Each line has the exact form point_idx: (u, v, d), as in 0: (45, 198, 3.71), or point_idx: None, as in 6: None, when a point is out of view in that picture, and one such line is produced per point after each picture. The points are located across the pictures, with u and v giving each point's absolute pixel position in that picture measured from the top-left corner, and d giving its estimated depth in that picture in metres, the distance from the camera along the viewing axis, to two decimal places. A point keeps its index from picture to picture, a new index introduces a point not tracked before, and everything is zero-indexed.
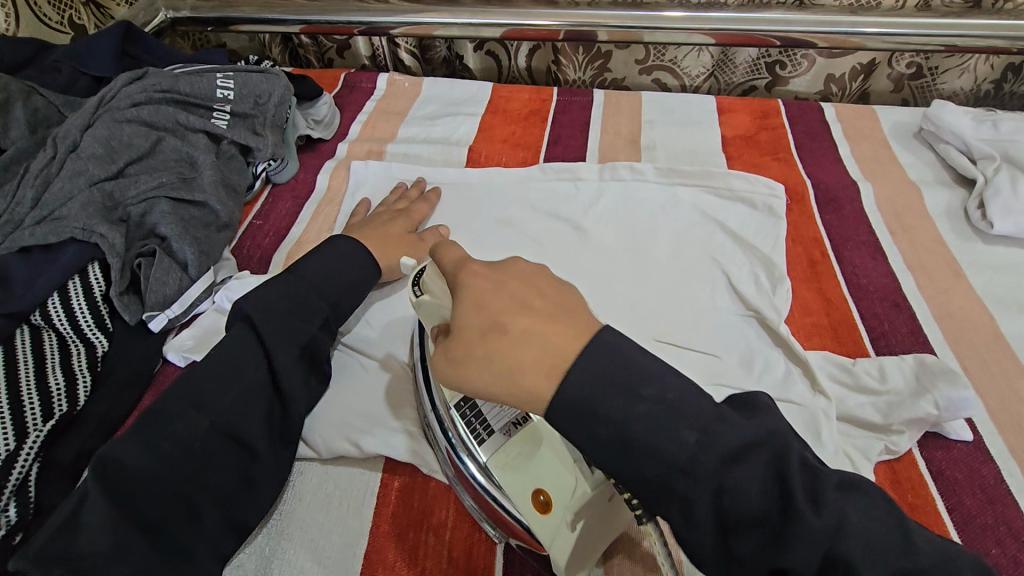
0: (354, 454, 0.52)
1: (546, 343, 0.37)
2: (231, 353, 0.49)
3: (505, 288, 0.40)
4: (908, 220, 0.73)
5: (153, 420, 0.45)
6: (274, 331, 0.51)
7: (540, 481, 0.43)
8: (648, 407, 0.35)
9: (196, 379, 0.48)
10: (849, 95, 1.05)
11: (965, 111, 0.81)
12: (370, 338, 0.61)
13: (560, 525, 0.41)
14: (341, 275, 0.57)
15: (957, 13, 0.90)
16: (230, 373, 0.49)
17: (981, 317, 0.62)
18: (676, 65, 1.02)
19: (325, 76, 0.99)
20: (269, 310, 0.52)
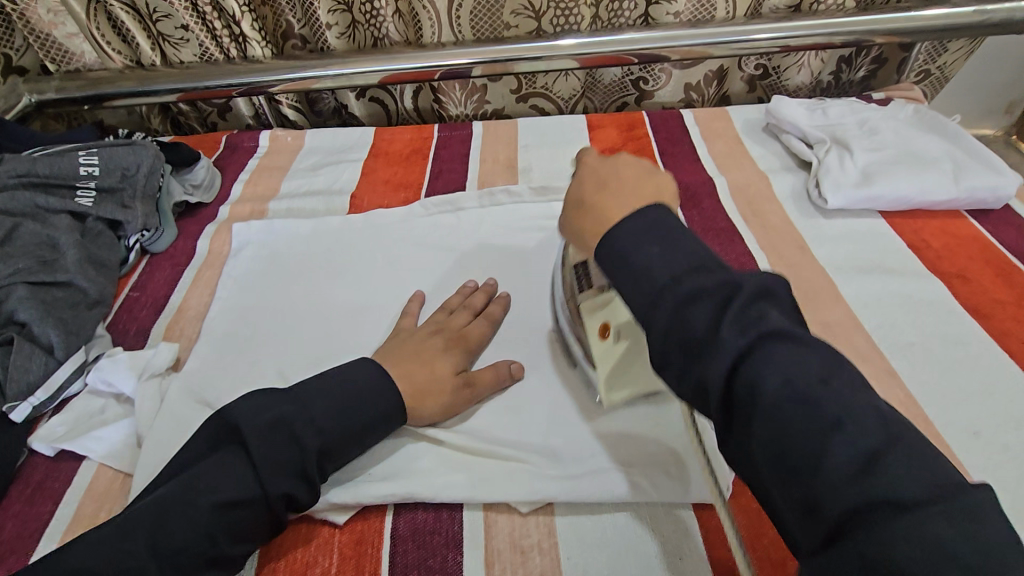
0: None
1: (605, 210, 0.47)
2: (210, 476, 0.45)
3: (600, 177, 0.49)
4: (759, 206, 0.79)
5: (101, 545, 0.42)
6: (272, 461, 0.46)
7: (608, 318, 0.54)
8: (658, 250, 0.41)
9: (166, 504, 0.44)
10: (710, 100, 1.13)
11: (798, 103, 0.90)
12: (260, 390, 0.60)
13: (612, 346, 0.54)
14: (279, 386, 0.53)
15: (784, 16, 0.99)
16: (203, 497, 0.44)
17: (823, 284, 0.68)
18: (549, 90, 1.09)
19: (206, 141, 1.00)
20: (269, 441, 0.47)
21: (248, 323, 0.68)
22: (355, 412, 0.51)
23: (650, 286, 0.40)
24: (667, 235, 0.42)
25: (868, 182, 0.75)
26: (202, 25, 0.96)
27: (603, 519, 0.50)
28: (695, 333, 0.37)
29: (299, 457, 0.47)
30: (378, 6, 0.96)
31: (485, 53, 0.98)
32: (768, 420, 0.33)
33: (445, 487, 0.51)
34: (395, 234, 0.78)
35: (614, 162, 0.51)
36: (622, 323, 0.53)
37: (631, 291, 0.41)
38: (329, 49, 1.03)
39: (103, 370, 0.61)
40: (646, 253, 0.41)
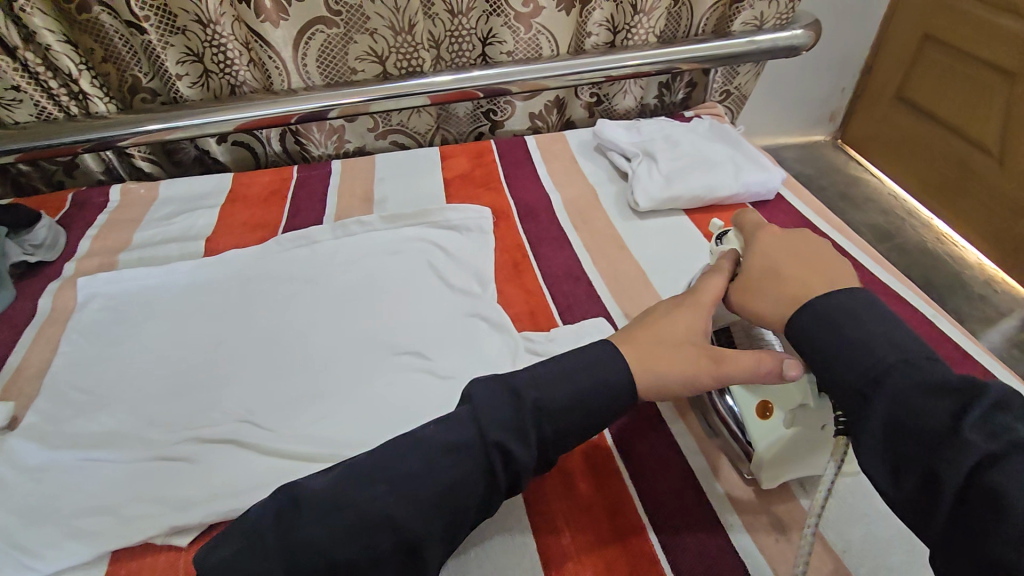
0: (78, 559, 0.51)
1: (786, 293, 0.52)
2: (406, 471, 0.46)
3: (765, 250, 0.57)
4: (587, 214, 0.90)
5: (322, 537, 0.43)
6: (527, 429, 0.48)
7: (768, 398, 0.55)
8: (899, 322, 0.47)
9: (346, 494, 0.45)
10: (557, 126, 1.27)
11: (617, 124, 1.04)
12: (107, 434, 0.61)
13: (781, 426, 0.54)
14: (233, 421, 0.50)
15: (603, 51, 1.14)
16: (401, 495, 0.45)
17: (635, 273, 0.79)
18: (407, 127, 1.17)
19: (49, 200, 0.97)
20: (566, 414, 0.50)
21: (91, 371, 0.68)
22: (577, 395, 0.50)
23: (867, 366, 0.44)
24: (861, 318, 0.47)
25: (670, 186, 0.88)
26: (36, 85, 0.95)
27: None
28: (934, 418, 0.40)
29: (484, 422, 0.48)
30: (231, 56, 1.00)
31: (338, 97, 1.04)
32: (1006, 517, 0.36)
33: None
34: (249, 271, 0.80)
35: (799, 239, 0.57)
36: (789, 405, 0.54)
37: (852, 366, 0.45)
38: (182, 98, 1.05)
39: None
40: (859, 326, 0.46)
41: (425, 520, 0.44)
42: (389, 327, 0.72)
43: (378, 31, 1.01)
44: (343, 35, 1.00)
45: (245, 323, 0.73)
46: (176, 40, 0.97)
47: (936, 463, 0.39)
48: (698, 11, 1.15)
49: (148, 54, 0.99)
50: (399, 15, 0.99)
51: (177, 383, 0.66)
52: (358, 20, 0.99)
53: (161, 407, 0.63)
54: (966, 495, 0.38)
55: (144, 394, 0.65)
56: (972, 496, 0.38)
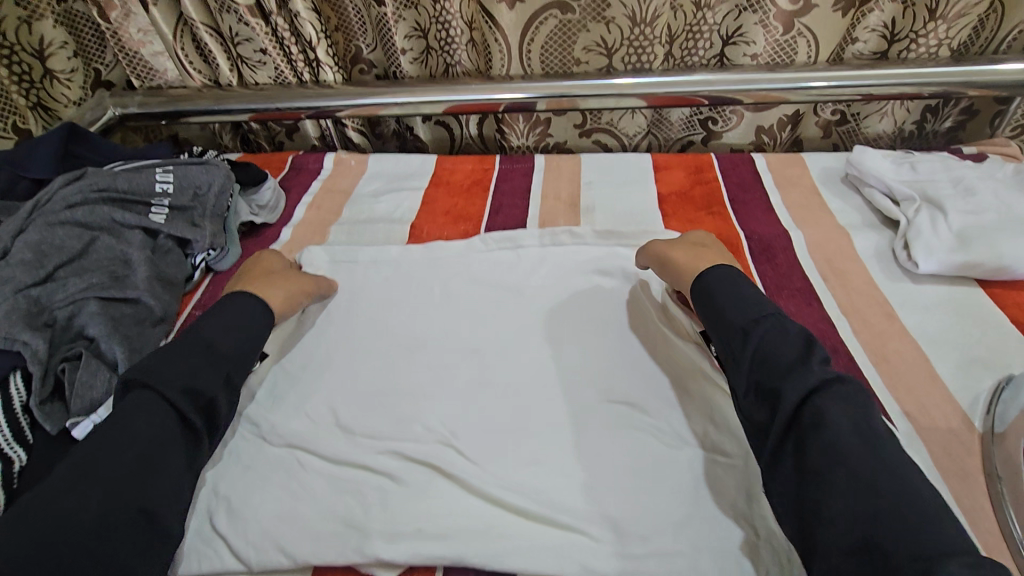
0: (285, 565, 0.49)
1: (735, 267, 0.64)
2: (133, 412, 0.50)
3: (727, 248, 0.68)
4: (841, 265, 0.74)
5: (127, 450, 0.48)
6: (190, 368, 0.54)
7: None
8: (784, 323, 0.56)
9: (124, 426, 0.49)
10: (783, 145, 1.09)
11: (883, 156, 0.85)
12: (313, 422, 0.59)
13: None
14: (237, 325, 0.60)
15: (869, 63, 0.93)
16: (148, 422, 0.50)
17: (913, 356, 0.63)
18: (614, 127, 1.07)
19: (272, 161, 1.01)
20: (179, 356, 0.54)
21: (304, 352, 0.67)
22: (221, 337, 0.58)
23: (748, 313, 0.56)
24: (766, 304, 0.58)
25: (964, 248, 0.70)
26: (279, 50, 0.98)
27: None
28: (792, 359, 0.50)
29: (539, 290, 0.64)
30: (453, 34, 0.95)
31: (552, 87, 0.96)
32: (830, 442, 0.45)
33: (500, 554, 0.48)
34: (452, 267, 0.76)
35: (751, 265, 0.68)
36: None
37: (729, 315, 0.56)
38: (401, 74, 1.03)
39: None
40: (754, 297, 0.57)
41: (142, 448, 0.48)
42: (603, 369, 0.63)
43: (615, 21, 0.91)
44: (577, 22, 0.92)
45: (450, 328, 0.68)
46: (407, 15, 0.95)
47: (826, 483, 0.44)
48: (1013, 21, 0.89)
49: (379, 26, 0.97)
50: (645, 4, 0.88)
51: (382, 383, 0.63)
52: (598, 8, 0.90)
53: (364, 410, 0.60)
54: (799, 421, 0.47)
55: (348, 386, 0.63)
56: (805, 421, 0.47)
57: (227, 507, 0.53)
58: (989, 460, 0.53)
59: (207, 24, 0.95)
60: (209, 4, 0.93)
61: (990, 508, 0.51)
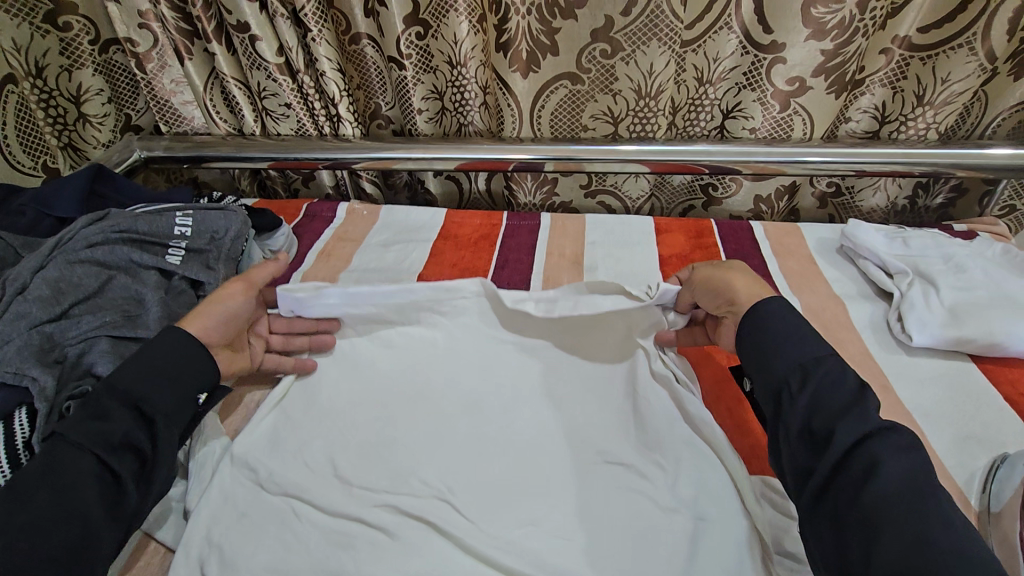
0: None
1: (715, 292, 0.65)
2: (53, 465, 0.49)
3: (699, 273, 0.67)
4: (837, 334, 0.76)
5: (40, 500, 0.47)
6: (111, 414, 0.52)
7: None
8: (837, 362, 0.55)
9: (44, 478, 0.48)
10: (780, 212, 1.13)
11: (877, 229, 0.89)
12: (308, 472, 0.60)
13: None
14: (166, 358, 0.58)
15: (863, 142, 0.98)
16: (65, 475, 0.49)
17: (910, 430, 0.63)
18: (618, 189, 1.11)
19: (288, 208, 1.05)
20: (101, 397, 0.53)
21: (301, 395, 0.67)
22: (145, 371, 0.56)
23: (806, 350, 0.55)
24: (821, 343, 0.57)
25: (955, 322, 0.72)
26: (303, 105, 1.03)
27: None
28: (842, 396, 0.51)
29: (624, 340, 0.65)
30: (468, 97, 1.01)
31: (560, 150, 1.00)
32: (879, 485, 0.45)
33: None
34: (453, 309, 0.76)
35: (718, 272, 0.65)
36: None
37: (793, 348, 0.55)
38: (416, 131, 1.08)
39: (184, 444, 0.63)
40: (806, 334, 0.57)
41: (56, 495, 0.48)
42: (597, 429, 0.63)
43: (622, 93, 0.96)
44: (586, 93, 0.98)
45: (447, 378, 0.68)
46: (426, 78, 1.00)
47: (872, 519, 0.44)
48: (996, 109, 0.95)
49: (398, 87, 1.02)
50: (650, 80, 0.93)
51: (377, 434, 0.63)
52: (606, 80, 0.95)
53: (364, 463, 0.60)
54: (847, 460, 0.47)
55: (345, 434, 0.63)
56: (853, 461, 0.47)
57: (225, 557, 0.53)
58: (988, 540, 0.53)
59: (237, 78, 1.00)
60: (240, 60, 0.98)
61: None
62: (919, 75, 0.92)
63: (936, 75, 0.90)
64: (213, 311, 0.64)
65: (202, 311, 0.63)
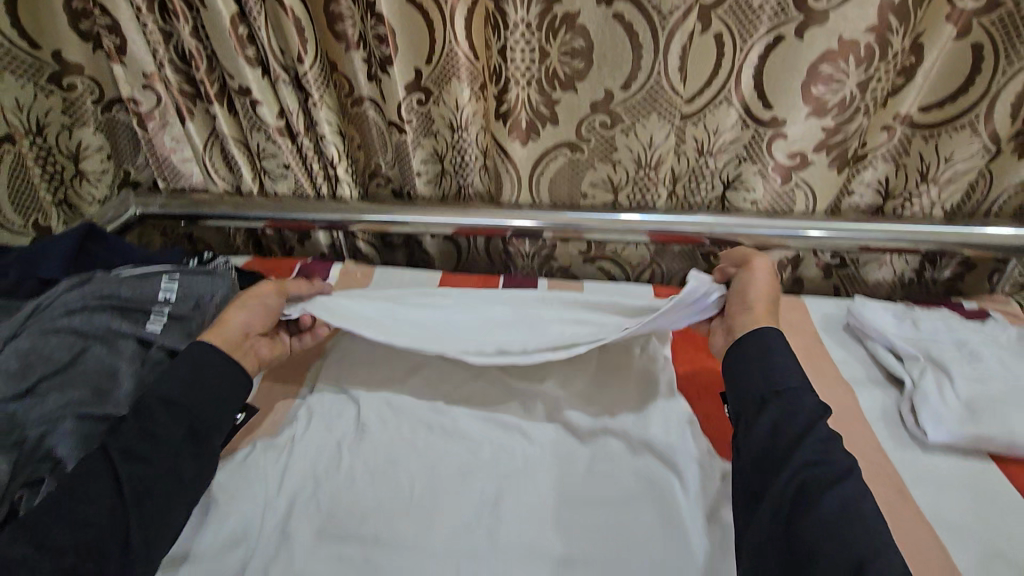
0: None
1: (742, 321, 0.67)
2: (88, 475, 0.54)
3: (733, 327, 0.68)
4: (847, 425, 0.72)
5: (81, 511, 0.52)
6: (158, 426, 0.57)
7: None
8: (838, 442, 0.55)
9: (103, 467, 0.55)
10: (783, 282, 1.10)
11: (885, 308, 0.86)
12: (274, 551, 0.57)
13: None
14: (199, 374, 0.62)
15: (867, 217, 0.96)
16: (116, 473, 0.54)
17: (930, 543, 0.58)
18: (618, 256, 1.09)
19: (281, 267, 1.03)
20: (154, 397, 0.59)
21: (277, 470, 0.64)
22: (183, 386, 0.61)
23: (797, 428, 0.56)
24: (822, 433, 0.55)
25: (973, 415, 0.68)
26: (302, 165, 1.02)
27: None
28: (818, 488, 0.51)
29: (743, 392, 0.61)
30: (467, 161, 1.00)
31: (559, 217, 0.99)
32: None
33: None
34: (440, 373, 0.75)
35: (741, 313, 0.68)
36: None
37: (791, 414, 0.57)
38: (415, 193, 1.08)
39: None
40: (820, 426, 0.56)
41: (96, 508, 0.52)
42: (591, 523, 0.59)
43: (622, 162, 0.96)
44: (586, 161, 0.97)
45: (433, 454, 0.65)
46: (426, 142, 1.01)
47: None
48: (1000, 187, 0.93)
49: (398, 150, 1.02)
50: (649, 151, 0.93)
51: (358, 515, 0.60)
52: (606, 150, 0.95)
53: (328, 536, 0.58)
54: None
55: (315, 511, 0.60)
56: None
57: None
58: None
59: (238, 139, 1.00)
60: (242, 122, 0.98)
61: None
62: (921, 152, 0.91)
63: (939, 154, 0.89)
64: (257, 304, 0.69)
65: (239, 304, 0.68)
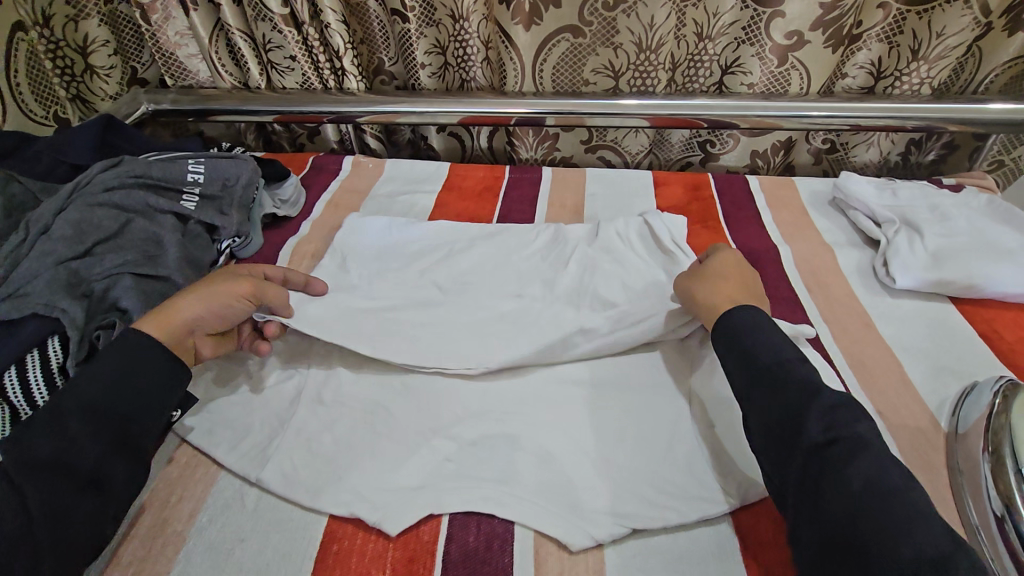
0: (306, 501, 0.55)
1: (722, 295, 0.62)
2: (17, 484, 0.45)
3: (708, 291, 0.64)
4: (824, 278, 0.80)
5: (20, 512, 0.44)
6: (75, 427, 0.48)
7: None
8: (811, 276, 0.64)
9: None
10: (776, 168, 1.15)
11: (868, 181, 0.92)
12: (321, 374, 0.66)
13: None
14: (142, 366, 0.54)
15: (858, 97, 1.00)
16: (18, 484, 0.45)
17: (889, 362, 0.67)
18: (618, 144, 1.13)
19: (294, 160, 1.07)
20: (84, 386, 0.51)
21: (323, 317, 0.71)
22: (125, 371, 0.53)
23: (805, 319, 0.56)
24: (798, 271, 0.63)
25: (938, 264, 0.76)
26: (308, 58, 1.04)
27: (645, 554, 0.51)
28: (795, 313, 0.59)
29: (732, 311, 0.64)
30: (470, 52, 1.02)
31: (562, 104, 1.02)
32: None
33: (498, 504, 0.53)
34: (468, 248, 0.82)
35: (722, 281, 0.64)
36: None
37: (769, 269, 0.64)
38: (420, 86, 1.10)
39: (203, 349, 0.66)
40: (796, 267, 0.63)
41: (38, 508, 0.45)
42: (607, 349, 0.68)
43: (623, 46, 0.98)
44: (588, 46, 0.99)
45: (465, 305, 0.73)
46: (429, 32, 1.01)
47: None
48: (989, 65, 0.97)
49: (401, 40, 1.03)
50: (650, 32, 0.95)
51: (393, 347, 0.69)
52: (607, 33, 0.97)
53: (368, 365, 0.67)
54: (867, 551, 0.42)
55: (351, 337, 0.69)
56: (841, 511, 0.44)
57: (257, 440, 0.60)
58: (952, 455, 0.57)
59: (243, 31, 1.01)
60: (245, 12, 0.99)
61: (948, 494, 0.54)
62: (915, 29, 0.93)
63: (932, 29, 0.92)
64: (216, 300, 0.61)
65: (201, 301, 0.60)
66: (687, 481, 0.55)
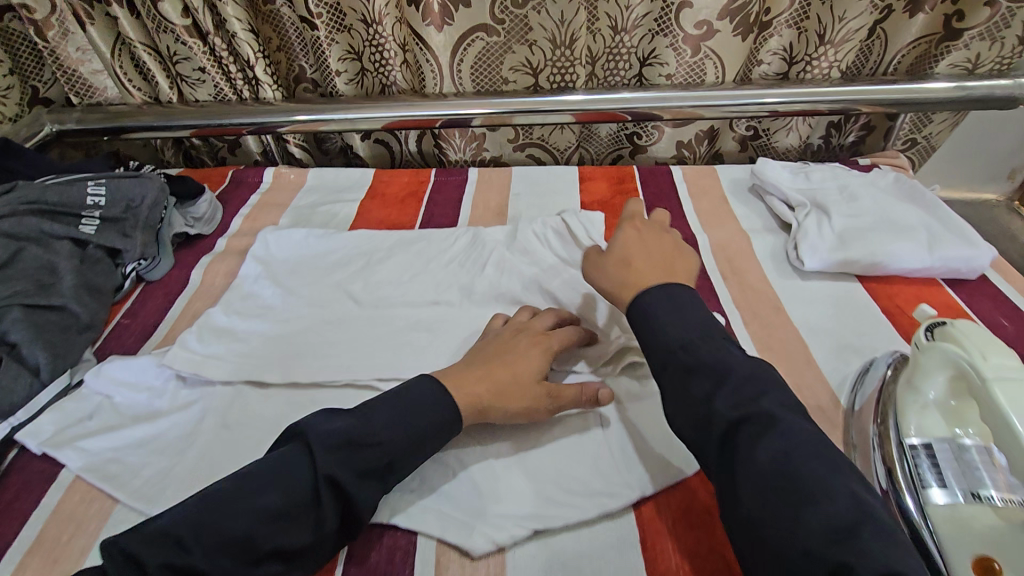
0: None
1: (670, 263, 0.59)
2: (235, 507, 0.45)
3: (645, 250, 0.60)
4: (739, 264, 0.81)
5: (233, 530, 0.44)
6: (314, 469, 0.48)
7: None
8: None
9: (251, 481, 0.47)
10: (703, 158, 1.17)
11: (783, 166, 0.94)
12: (221, 400, 0.64)
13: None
14: (416, 417, 0.52)
15: (773, 84, 1.01)
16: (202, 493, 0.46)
17: (796, 344, 0.68)
18: (545, 141, 1.13)
19: (213, 175, 1.04)
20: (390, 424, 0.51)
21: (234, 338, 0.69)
22: (415, 423, 0.52)
23: None
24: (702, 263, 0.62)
25: (846, 245, 0.77)
26: (218, 69, 1.01)
27: (545, 553, 0.51)
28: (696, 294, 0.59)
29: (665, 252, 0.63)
30: (387, 56, 1.00)
31: (483, 104, 1.02)
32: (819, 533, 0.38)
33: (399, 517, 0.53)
34: (385, 258, 0.81)
35: (664, 249, 0.61)
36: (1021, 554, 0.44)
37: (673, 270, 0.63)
38: (337, 94, 1.08)
39: (100, 381, 0.64)
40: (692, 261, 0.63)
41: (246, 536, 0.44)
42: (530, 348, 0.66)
43: (539, 43, 0.98)
44: (503, 45, 0.98)
45: (378, 318, 0.72)
46: (341, 37, 0.99)
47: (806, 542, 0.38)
48: (894, 47, 0.99)
49: (314, 47, 1.01)
50: (563, 28, 0.95)
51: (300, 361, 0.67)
52: (521, 31, 0.96)
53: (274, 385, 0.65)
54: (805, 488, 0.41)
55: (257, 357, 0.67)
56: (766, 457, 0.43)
57: (157, 465, 0.58)
58: (848, 430, 0.58)
59: (145, 43, 0.98)
60: (146, 24, 0.95)
61: None
62: (819, 14, 0.95)
63: (834, 14, 0.94)
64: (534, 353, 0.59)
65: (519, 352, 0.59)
66: (591, 478, 0.55)
